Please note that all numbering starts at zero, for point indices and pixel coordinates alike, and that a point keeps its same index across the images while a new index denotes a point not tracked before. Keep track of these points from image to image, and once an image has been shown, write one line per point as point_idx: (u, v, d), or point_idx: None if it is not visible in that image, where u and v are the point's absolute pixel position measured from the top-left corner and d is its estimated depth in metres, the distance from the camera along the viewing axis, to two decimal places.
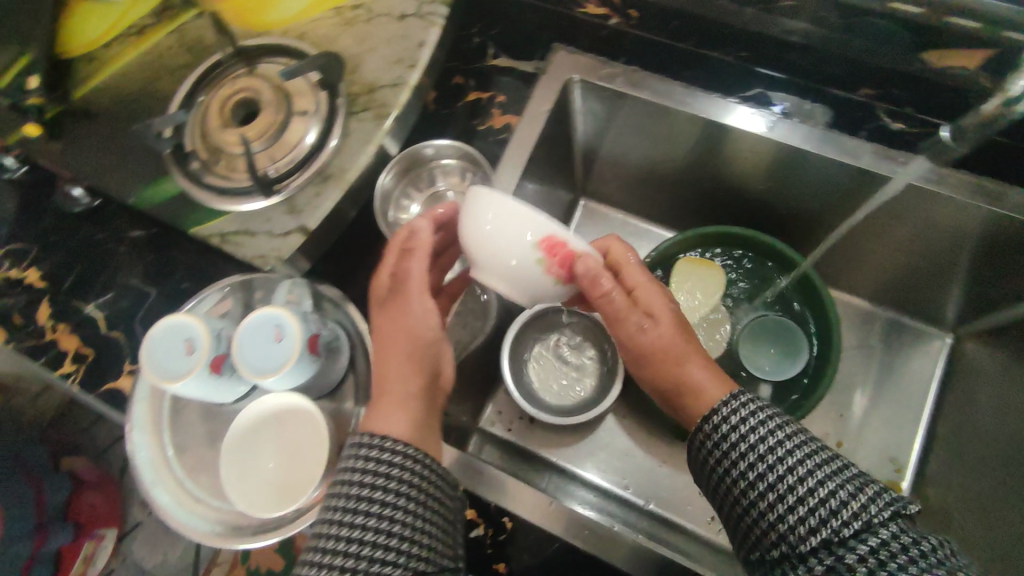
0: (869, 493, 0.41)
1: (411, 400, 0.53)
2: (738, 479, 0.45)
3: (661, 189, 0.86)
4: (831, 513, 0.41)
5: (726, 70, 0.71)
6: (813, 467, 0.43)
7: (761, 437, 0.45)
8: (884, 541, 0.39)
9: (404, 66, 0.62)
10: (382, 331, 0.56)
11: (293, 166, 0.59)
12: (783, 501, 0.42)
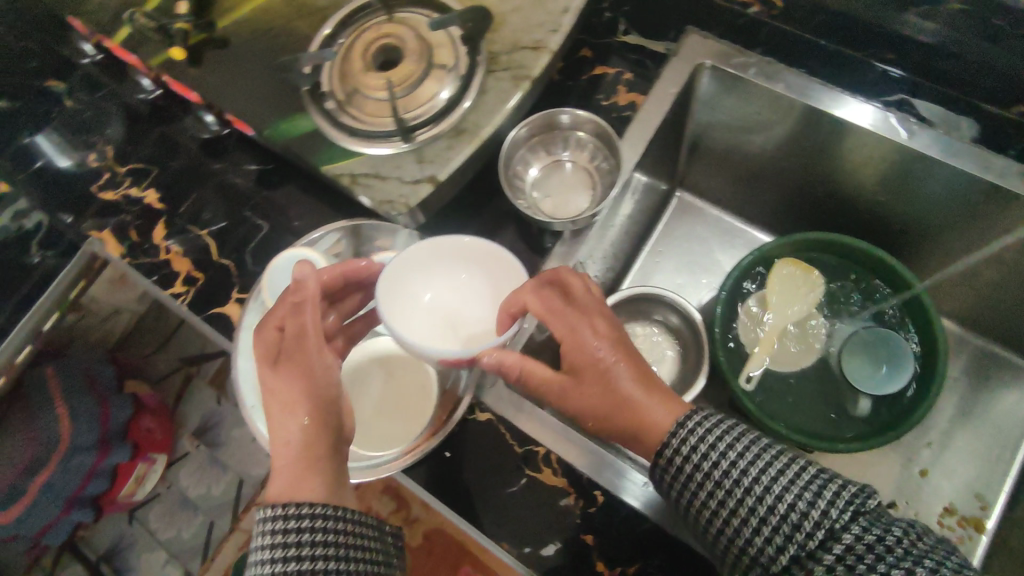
0: (827, 496, 0.43)
1: (321, 456, 0.49)
2: (704, 510, 0.47)
3: (767, 188, 0.84)
4: (795, 527, 0.43)
5: (872, 74, 0.69)
6: (771, 481, 0.45)
7: (717, 465, 0.47)
8: (848, 544, 0.41)
9: (546, 30, 0.62)
10: (267, 396, 0.52)
11: (429, 117, 0.60)
12: (751, 523, 0.45)
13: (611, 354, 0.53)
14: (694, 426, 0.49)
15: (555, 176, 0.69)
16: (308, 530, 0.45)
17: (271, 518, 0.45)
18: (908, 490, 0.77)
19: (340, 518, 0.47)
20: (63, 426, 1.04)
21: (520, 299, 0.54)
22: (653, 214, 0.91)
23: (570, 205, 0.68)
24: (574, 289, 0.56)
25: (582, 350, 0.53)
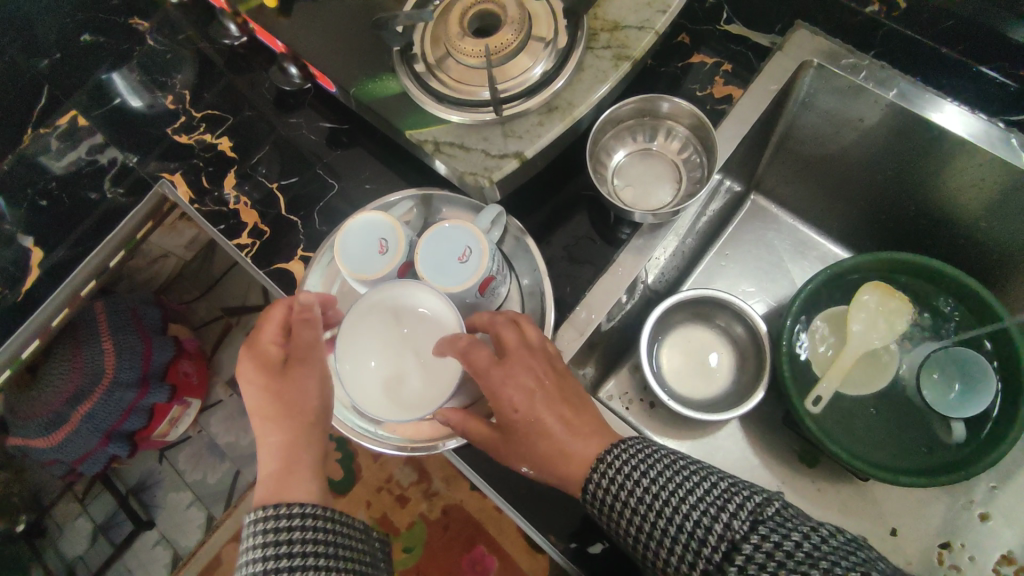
0: (732, 508, 0.43)
1: (311, 458, 0.52)
2: (628, 532, 0.47)
3: (853, 199, 0.80)
4: (704, 543, 0.43)
5: (995, 89, 0.64)
6: (681, 496, 0.45)
7: (631, 489, 0.47)
8: (750, 553, 0.41)
9: (654, 10, 0.58)
10: (257, 396, 0.54)
11: (522, 90, 0.57)
12: (669, 544, 0.44)
13: (537, 407, 0.52)
14: (613, 460, 0.49)
15: (640, 166, 0.66)
16: (293, 530, 0.46)
17: (261, 515, 0.47)
18: (964, 532, 0.73)
19: (328, 523, 0.48)
20: (108, 361, 1.07)
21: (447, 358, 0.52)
22: (725, 214, 0.87)
23: (653, 198, 0.65)
24: (506, 340, 0.54)
25: (501, 405, 0.52)
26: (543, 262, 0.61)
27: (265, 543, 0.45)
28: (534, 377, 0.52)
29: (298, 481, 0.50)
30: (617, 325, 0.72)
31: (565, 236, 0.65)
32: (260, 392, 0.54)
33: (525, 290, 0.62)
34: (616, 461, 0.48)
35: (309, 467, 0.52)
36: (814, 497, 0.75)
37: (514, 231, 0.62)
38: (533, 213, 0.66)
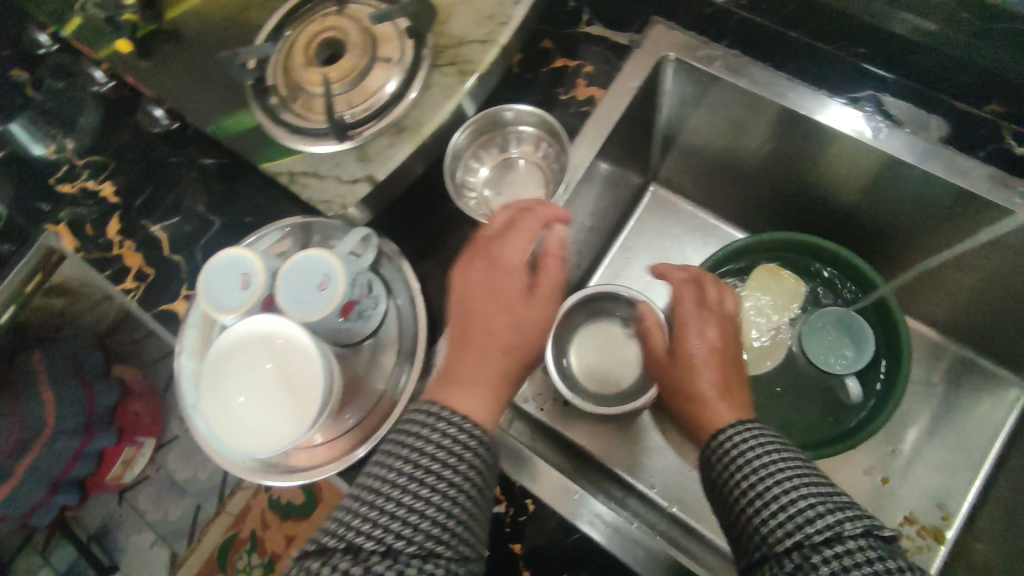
0: (850, 512, 0.41)
1: (505, 381, 0.52)
2: (732, 487, 0.46)
3: (738, 184, 0.81)
4: (807, 520, 0.41)
5: (839, 67, 0.64)
6: (799, 481, 0.44)
7: (754, 457, 0.46)
8: (850, 550, 0.39)
9: (495, 23, 0.59)
10: (508, 296, 0.53)
11: (370, 114, 0.58)
12: (766, 504, 0.44)
13: (721, 366, 0.57)
14: (749, 428, 0.49)
15: (507, 174, 0.67)
16: (451, 441, 0.45)
17: (468, 427, 0.46)
18: (869, 497, 0.76)
19: (479, 458, 0.46)
20: (47, 411, 1.01)
21: (674, 291, 0.63)
22: (625, 209, 0.88)
23: (523, 199, 0.67)
24: (709, 293, 0.63)
25: (728, 368, 0.57)
26: (415, 281, 0.64)
27: (418, 434, 0.45)
28: (718, 346, 0.58)
29: (481, 393, 0.49)
30: None
31: (443, 251, 0.67)
32: (468, 286, 0.55)
33: (404, 311, 0.64)
34: (744, 433, 0.48)
35: (500, 386, 0.51)
36: None
37: (388, 254, 0.64)
38: (408, 230, 0.68)
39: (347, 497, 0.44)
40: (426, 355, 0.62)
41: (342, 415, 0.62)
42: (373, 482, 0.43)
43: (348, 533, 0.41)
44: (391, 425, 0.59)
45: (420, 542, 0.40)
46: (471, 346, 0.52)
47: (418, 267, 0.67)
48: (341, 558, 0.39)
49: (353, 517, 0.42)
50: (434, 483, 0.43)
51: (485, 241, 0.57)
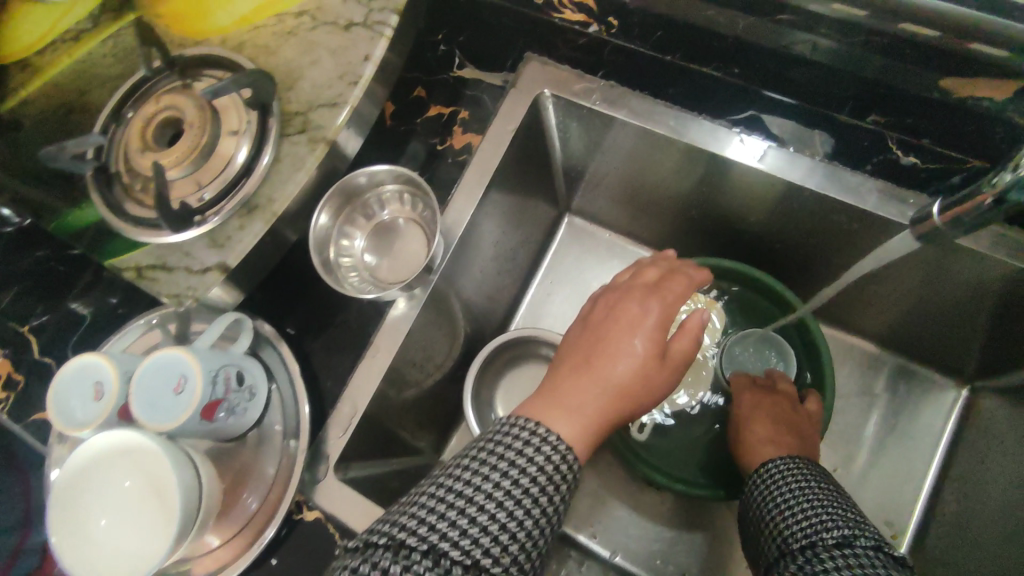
0: (864, 530, 0.41)
1: (601, 424, 0.49)
2: (764, 504, 0.48)
3: (646, 211, 0.78)
4: (823, 528, 0.42)
5: (715, 88, 0.62)
6: (827, 502, 0.44)
7: (790, 479, 0.48)
8: (858, 557, 0.39)
9: (345, 83, 0.57)
10: (649, 334, 0.53)
11: (222, 190, 0.55)
12: (791, 515, 0.45)
13: (799, 422, 0.60)
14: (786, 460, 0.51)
15: (386, 236, 0.64)
16: (556, 468, 0.43)
17: (568, 455, 0.44)
18: None
19: (571, 490, 0.44)
20: None
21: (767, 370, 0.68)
22: (540, 245, 0.85)
23: (408, 261, 0.63)
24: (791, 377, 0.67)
25: (784, 416, 0.60)
26: (295, 363, 0.61)
27: (517, 450, 0.43)
28: (793, 407, 0.62)
29: (573, 419, 0.48)
30: (416, 393, 0.69)
31: (329, 322, 0.64)
32: (601, 323, 0.56)
33: (287, 396, 0.61)
34: (785, 462, 0.51)
35: (595, 424, 0.49)
36: (662, 513, 0.75)
37: (266, 337, 0.61)
38: (291, 305, 0.64)
39: (427, 496, 0.41)
40: (314, 438, 0.59)
41: (240, 502, 0.58)
42: (460, 491, 0.41)
43: (433, 539, 0.38)
44: (285, 510, 0.56)
45: (506, 566, 0.38)
46: (574, 381, 0.51)
47: (304, 344, 0.63)
48: (423, 565, 0.37)
49: (439, 523, 0.39)
50: (529, 507, 0.41)
51: (642, 289, 0.58)
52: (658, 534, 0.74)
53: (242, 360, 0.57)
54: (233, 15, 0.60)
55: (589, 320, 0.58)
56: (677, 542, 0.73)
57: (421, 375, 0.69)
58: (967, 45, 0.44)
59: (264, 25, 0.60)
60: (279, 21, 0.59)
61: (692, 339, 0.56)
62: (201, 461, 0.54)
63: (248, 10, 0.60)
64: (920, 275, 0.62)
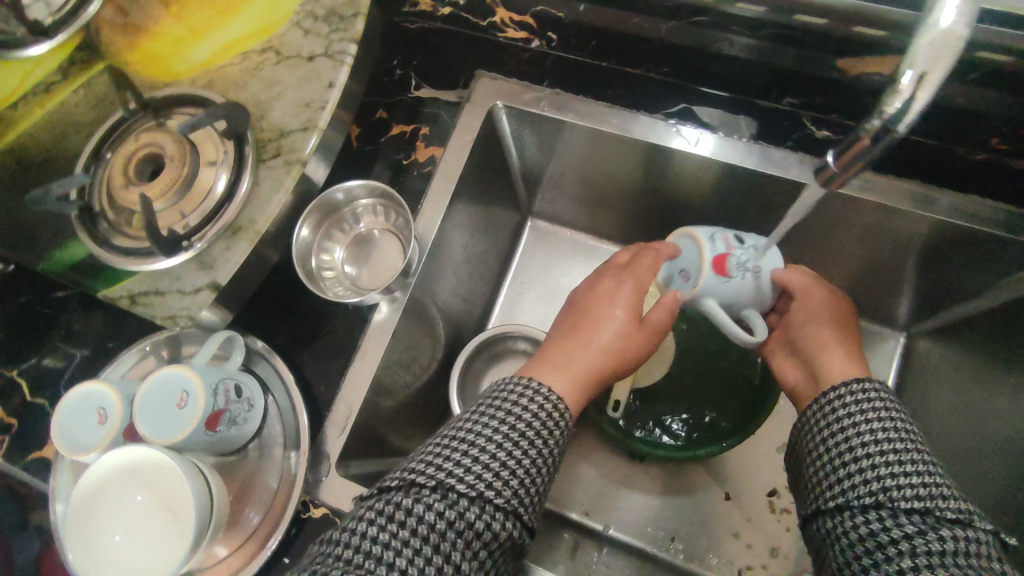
0: (944, 494, 0.43)
1: (592, 380, 0.57)
2: (854, 435, 0.49)
3: (601, 206, 0.84)
4: (939, 496, 0.43)
5: (649, 87, 0.69)
6: (905, 457, 0.46)
7: (894, 423, 0.49)
8: (976, 539, 0.41)
9: (313, 108, 0.61)
10: (623, 304, 0.60)
11: (203, 220, 0.58)
12: (896, 463, 0.46)
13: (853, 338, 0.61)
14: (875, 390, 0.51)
15: (363, 247, 0.68)
16: (544, 415, 0.49)
17: (555, 402, 0.50)
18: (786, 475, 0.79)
19: (561, 434, 0.50)
20: None
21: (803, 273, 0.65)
22: (507, 249, 0.90)
23: (385, 268, 0.67)
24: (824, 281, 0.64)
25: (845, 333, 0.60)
26: (290, 374, 0.63)
27: (513, 402, 0.49)
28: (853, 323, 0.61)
29: (566, 378, 0.55)
30: (405, 394, 0.73)
31: (316, 333, 0.67)
32: (582, 301, 0.63)
33: (284, 406, 0.64)
34: (876, 397, 0.51)
35: (585, 381, 0.56)
36: (647, 483, 0.80)
37: (260, 352, 0.64)
38: (277, 321, 0.67)
39: (437, 443, 0.47)
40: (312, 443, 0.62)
41: (243, 516, 0.60)
42: (467, 439, 0.46)
43: (443, 476, 0.43)
44: (291, 514, 0.59)
45: (505, 496, 0.44)
46: (564, 350, 0.58)
47: (294, 357, 0.66)
48: (434, 498, 0.42)
49: (449, 464, 0.44)
50: (524, 449, 0.46)
51: (616, 268, 0.65)
52: (646, 503, 0.79)
53: (239, 374, 0.60)
54: (201, 55, 0.65)
55: (573, 302, 0.64)
56: (666, 509, 0.78)
57: (408, 377, 0.73)
58: (854, 28, 0.51)
59: (231, 63, 0.64)
60: (244, 58, 0.64)
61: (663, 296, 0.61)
62: (209, 473, 0.56)
63: (195, 62, 0.65)
64: (855, 234, 0.68)
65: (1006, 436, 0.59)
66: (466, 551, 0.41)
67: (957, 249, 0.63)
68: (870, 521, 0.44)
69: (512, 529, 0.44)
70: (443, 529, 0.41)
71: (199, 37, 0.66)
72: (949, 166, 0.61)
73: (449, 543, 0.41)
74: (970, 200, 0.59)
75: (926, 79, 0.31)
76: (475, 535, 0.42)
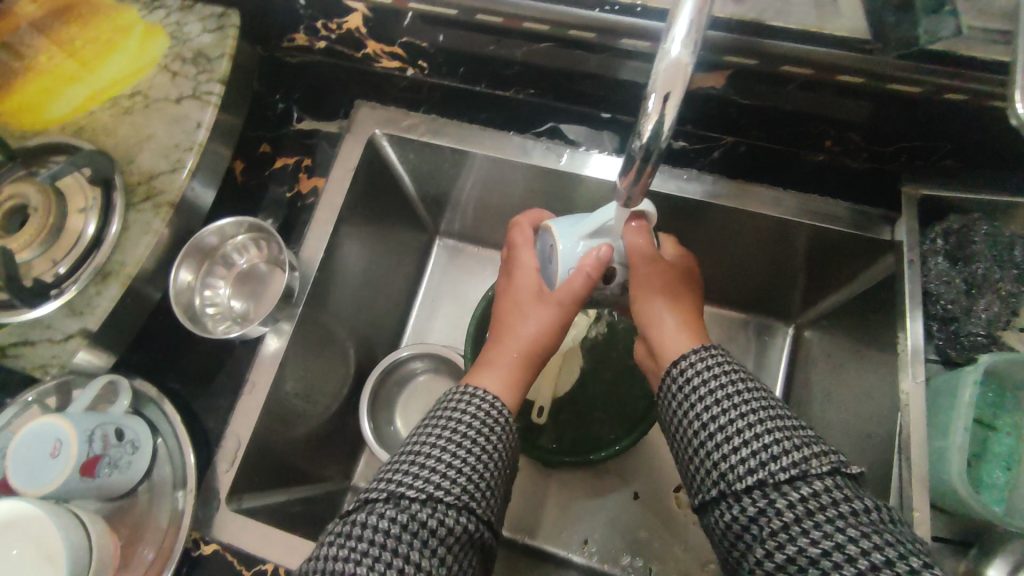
0: (810, 449, 0.41)
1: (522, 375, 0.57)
2: (687, 420, 0.46)
3: (498, 223, 0.84)
4: (771, 458, 0.41)
5: (520, 108, 0.72)
6: (761, 419, 0.43)
7: (718, 385, 0.45)
8: (818, 491, 0.39)
9: (181, 150, 0.65)
10: (527, 294, 0.60)
11: (76, 262, 0.60)
12: (726, 439, 0.43)
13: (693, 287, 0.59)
14: (710, 356, 0.48)
15: (248, 282, 0.70)
16: (489, 415, 0.50)
17: (499, 403, 0.51)
18: None
19: (511, 428, 0.51)
20: None
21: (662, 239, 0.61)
22: (415, 268, 0.88)
23: (269, 301, 0.68)
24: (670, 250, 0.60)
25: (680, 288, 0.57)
26: (178, 416, 0.64)
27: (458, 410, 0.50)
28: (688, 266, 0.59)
29: (501, 380, 0.56)
30: (311, 425, 0.73)
31: (205, 370, 0.68)
32: (502, 301, 0.63)
33: (173, 447, 0.64)
34: (701, 362, 0.47)
35: (517, 378, 0.57)
36: (562, 493, 0.80)
37: (149, 395, 0.64)
38: (165, 360, 0.68)
39: (395, 463, 0.47)
40: (201, 480, 0.63)
41: (138, 553, 0.61)
42: (412, 452, 0.48)
43: (393, 487, 0.45)
44: (180, 550, 0.60)
45: (456, 493, 0.45)
46: (492, 356, 0.58)
47: (183, 396, 0.67)
48: (385, 508, 0.43)
49: (398, 476, 0.46)
50: (470, 445, 0.48)
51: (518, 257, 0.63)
52: (560, 510, 0.79)
53: (123, 417, 0.60)
54: (70, 105, 0.66)
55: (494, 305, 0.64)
56: (580, 513, 0.78)
57: (310, 406, 0.73)
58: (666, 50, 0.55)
59: (100, 109, 0.66)
60: (115, 104, 0.66)
61: (593, 280, 0.54)
62: (91, 520, 0.56)
63: (62, 112, 0.66)
64: (727, 240, 0.70)
65: (867, 421, 0.62)
66: (423, 550, 0.42)
67: (822, 248, 0.65)
68: (725, 516, 0.41)
69: (469, 523, 0.45)
70: (398, 532, 0.42)
71: (94, 73, 0.68)
72: (795, 173, 0.65)
73: (404, 544, 0.42)
74: (818, 201, 0.63)
75: (668, 100, 0.37)
76: (429, 533, 0.43)
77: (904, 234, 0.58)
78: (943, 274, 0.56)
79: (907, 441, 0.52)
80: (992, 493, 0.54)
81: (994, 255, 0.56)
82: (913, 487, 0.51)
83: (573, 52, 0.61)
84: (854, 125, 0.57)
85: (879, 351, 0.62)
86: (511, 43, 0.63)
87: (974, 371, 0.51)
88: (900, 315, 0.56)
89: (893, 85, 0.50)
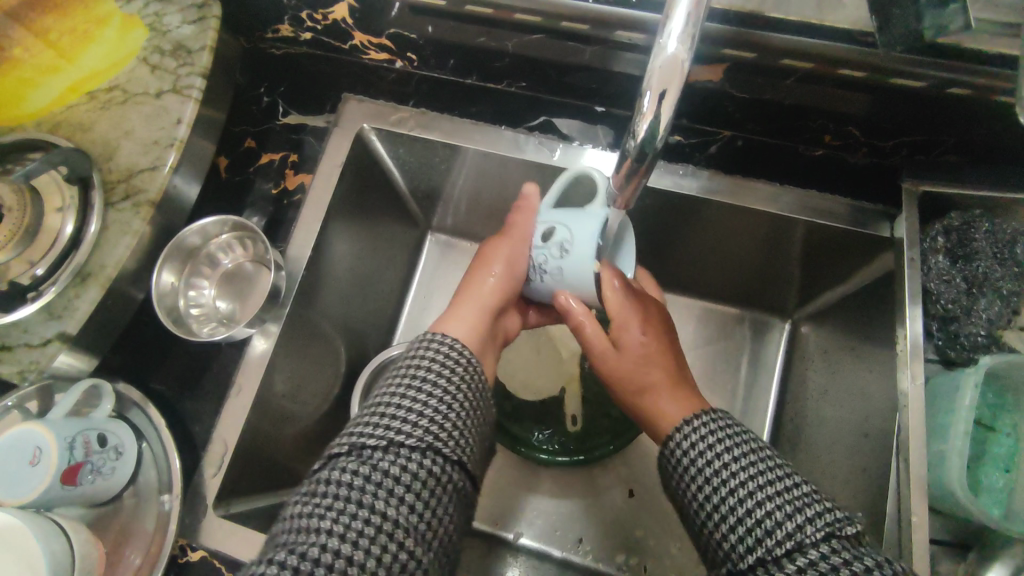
0: (807, 513, 0.40)
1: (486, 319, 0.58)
2: (687, 497, 0.45)
3: (490, 218, 0.83)
4: (766, 534, 0.40)
5: (512, 102, 0.70)
6: (756, 487, 0.42)
7: (709, 456, 0.45)
8: (815, 560, 0.38)
9: (161, 147, 0.63)
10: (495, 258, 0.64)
11: (54, 263, 0.58)
12: (721, 516, 0.42)
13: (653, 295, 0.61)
14: (705, 422, 0.47)
15: (233, 281, 0.68)
16: (447, 356, 0.49)
17: (457, 344, 0.50)
18: None
19: (475, 366, 0.50)
20: None
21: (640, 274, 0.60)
22: (405, 265, 0.86)
23: (255, 301, 0.67)
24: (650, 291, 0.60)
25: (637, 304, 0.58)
26: (163, 420, 0.62)
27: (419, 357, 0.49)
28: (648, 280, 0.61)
29: (466, 321, 0.57)
30: (302, 426, 0.71)
31: (190, 371, 0.66)
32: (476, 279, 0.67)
33: (158, 452, 0.62)
34: (694, 431, 0.47)
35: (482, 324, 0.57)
36: (556, 491, 0.79)
37: (133, 399, 0.63)
38: (148, 362, 0.66)
39: (360, 419, 0.46)
40: (188, 485, 0.61)
41: (124, 559, 0.59)
42: (375, 405, 0.46)
43: (354, 439, 0.43)
44: (167, 557, 0.58)
45: (419, 436, 0.43)
46: (461, 303, 0.59)
47: (168, 399, 0.65)
48: (348, 461, 0.42)
49: (359, 428, 0.44)
50: (431, 388, 0.46)
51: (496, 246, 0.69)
52: (554, 509, 0.78)
53: (106, 423, 0.59)
54: (46, 99, 0.64)
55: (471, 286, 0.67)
56: (574, 512, 0.77)
57: (300, 407, 0.71)
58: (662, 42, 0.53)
59: (77, 104, 0.64)
60: (93, 98, 0.64)
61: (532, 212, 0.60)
62: (73, 528, 0.55)
63: (39, 107, 0.64)
64: (723, 235, 0.68)
65: (864, 420, 0.61)
66: (390, 497, 0.41)
67: (819, 244, 0.64)
68: None
69: (437, 464, 0.43)
70: (361, 483, 0.41)
71: (73, 63, 0.65)
72: (796, 168, 0.63)
73: (369, 494, 0.40)
74: (818, 197, 0.61)
75: (664, 98, 0.36)
76: (393, 480, 0.41)
77: (904, 229, 0.56)
78: (944, 272, 0.55)
79: (905, 442, 0.51)
80: (991, 496, 0.53)
81: (994, 252, 0.55)
82: (913, 490, 0.50)
83: (565, 43, 0.59)
84: (853, 119, 0.56)
85: (877, 349, 0.61)
86: (502, 34, 0.61)
87: (975, 373, 0.50)
88: (899, 307, 0.55)
89: (895, 78, 0.49)
